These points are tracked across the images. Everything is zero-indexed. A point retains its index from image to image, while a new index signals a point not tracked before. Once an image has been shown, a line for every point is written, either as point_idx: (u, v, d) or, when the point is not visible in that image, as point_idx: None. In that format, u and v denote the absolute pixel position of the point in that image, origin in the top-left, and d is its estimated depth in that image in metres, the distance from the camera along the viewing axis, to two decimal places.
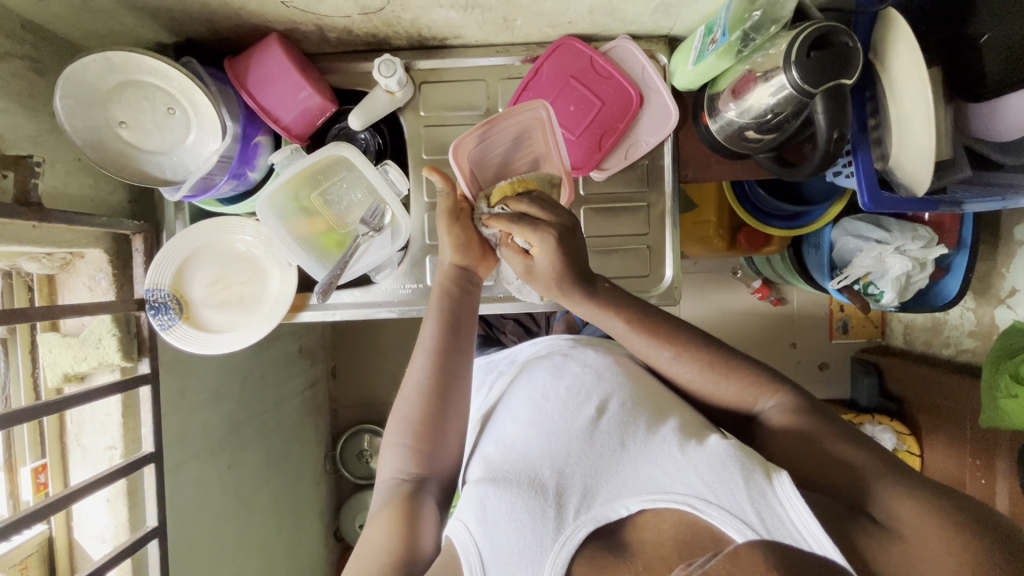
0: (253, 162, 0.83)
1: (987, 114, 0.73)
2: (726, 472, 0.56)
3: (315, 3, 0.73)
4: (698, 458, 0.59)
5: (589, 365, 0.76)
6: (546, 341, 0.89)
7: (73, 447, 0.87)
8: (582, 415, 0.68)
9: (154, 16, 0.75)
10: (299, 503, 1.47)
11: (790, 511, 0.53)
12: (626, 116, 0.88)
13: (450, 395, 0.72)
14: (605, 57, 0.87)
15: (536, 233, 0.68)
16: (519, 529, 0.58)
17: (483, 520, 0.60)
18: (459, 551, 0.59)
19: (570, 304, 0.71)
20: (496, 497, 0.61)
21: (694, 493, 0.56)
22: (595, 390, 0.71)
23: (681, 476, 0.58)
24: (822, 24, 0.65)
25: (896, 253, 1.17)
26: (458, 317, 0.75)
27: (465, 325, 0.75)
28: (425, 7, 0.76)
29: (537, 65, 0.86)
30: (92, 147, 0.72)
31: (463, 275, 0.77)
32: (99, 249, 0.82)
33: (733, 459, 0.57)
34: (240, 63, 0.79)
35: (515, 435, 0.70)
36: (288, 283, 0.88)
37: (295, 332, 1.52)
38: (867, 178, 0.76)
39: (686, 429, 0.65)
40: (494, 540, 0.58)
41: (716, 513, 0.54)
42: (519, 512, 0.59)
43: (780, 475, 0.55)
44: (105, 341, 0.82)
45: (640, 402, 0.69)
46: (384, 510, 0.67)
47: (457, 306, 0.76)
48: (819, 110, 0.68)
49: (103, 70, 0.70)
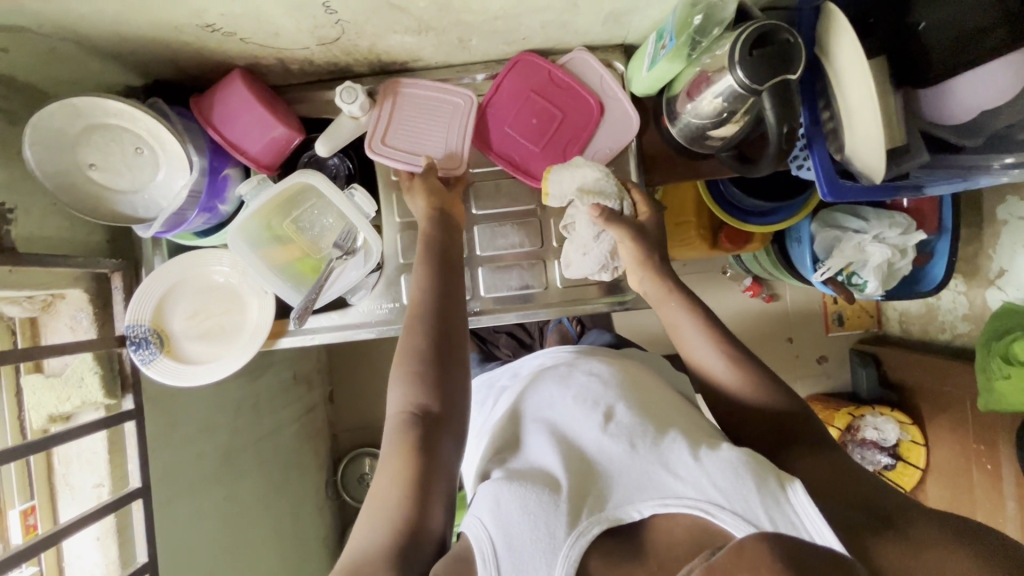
0: (223, 195, 0.84)
1: (938, 99, 0.72)
2: (739, 480, 0.57)
3: (273, 37, 0.75)
4: (710, 463, 0.60)
5: (595, 375, 0.76)
6: (547, 351, 0.90)
7: (62, 487, 0.87)
8: (592, 423, 0.68)
9: (117, 59, 0.77)
10: (301, 530, 1.47)
11: (803, 517, 0.55)
12: (588, 125, 0.89)
13: (451, 348, 0.71)
14: (563, 69, 0.89)
15: (644, 205, 0.83)
16: (531, 522, 0.57)
17: (497, 514, 0.59)
18: (472, 543, 0.58)
19: (662, 300, 0.78)
20: (511, 492, 0.60)
21: (707, 498, 0.57)
22: (603, 397, 0.71)
23: (693, 481, 0.59)
24: (763, 23, 0.66)
25: (875, 241, 1.18)
26: (447, 251, 0.79)
27: (455, 262, 0.79)
28: (380, 34, 0.78)
29: (497, 82, 0.89)
30: (63, 190, 0.74)
31: (441, 216, 0.82)
32: (79, 289, 0.83)
33: (745, 467, 0.59)
34: (206, 99, 0.80)
35: (528, 443, 0.70)
36: (265, 310, 0.89)
37: (288, 359, 1.53)
38: (825, 171, 0.76)
39: (689, 437, 0.65)
40: (508, 530, 0.57)
41: (728, 518, 0.56)
42: (532, 507, 0.58)
43: (794, 484, 0.57)
44: (87, 379, 0.83)
45: (645, 410, 0.70)
46: (399, 448, 0.65)
47: (444, 242, 0.80)
48: (767, 107, 0.68)
49: (69, 116, 0.71)
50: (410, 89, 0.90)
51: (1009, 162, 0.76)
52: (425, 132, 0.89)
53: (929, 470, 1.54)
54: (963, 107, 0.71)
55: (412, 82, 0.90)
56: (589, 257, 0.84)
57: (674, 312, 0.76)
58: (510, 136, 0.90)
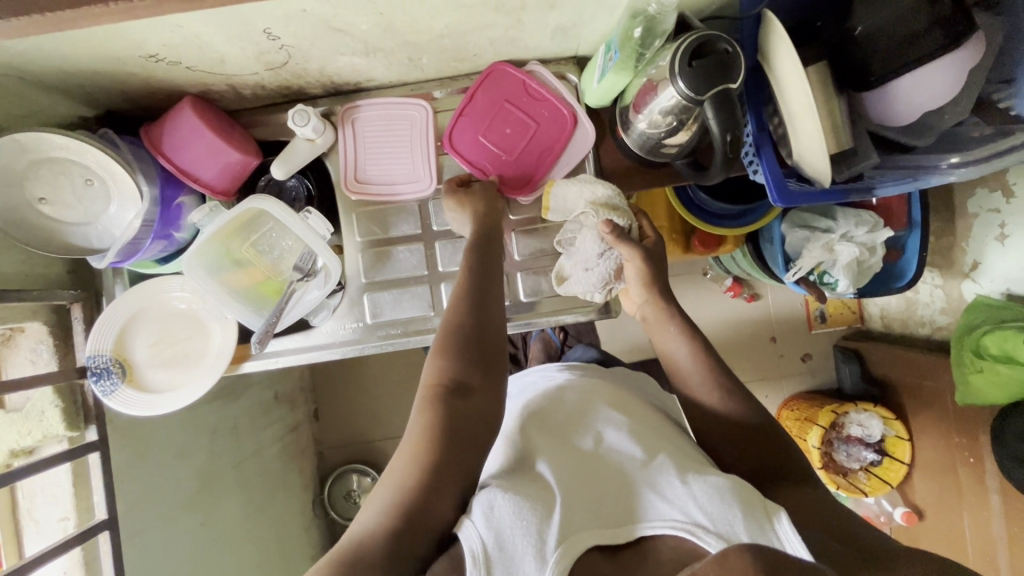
0: (178, 223, 0.84)
1: (881, 102, 0.73)
2: (726, 504, 0.58)
3: (219, 64, 0.75)
4: (697, 487, 0.61)
5: (585, 402, 0.78)
6: (538, 370, 0.93)
7: (27, 522, 0.86)
8: (582, 445, 0.70)
9: (66, 92, 0.77)
10: (286, 551, 1.46)
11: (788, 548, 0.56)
12: (562, 137, 0.90)
13: (488, 347, 0.71)
14: (537, 81, 0.90)
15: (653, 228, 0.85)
16: (524, 528, 0.56)
17: (489, 518, 0.57)
18: (464, 546, 0.56)
19: (659, 326, 0.80)
20: (505, 498, 0.59)
21: (692, 519, 0.58)
22: (595, 423, 0.73)
23: (680, 503, 0.60)
24: (700, 33, 0.67)
25: (843, 240, 1.18)
26: (487, 268, 0.77)
27: (493, 278, 0.77)
28: (328, 56, 0.78)
29: (470, 92, 0.88)
30: (13, 224, 0.74)
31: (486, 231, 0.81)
32: (38, 322, 0.83)
33: (731, 492, 0.60)
34: (156, 128, 0.80)
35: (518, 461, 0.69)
36: (228, 335, 0.89)
37: (268, 379, 1.52)
38: (773, 175, 0.75)
39: (679, 461, 0.66)
40: (501, 534, 0.56)
41: (713, 540, 0.56)
42: (527, 514, 0.57)
43: (781, 515, 0.58)
44: (48, 413, 0.83)
45: (637, 434, 0.71)
46: (424, 431, 0.64)
47: (485, 260, 0.78)
48: (710, 115, 0.68)
49: (15, 151, 0.71)
50: (363, 110, 0.91)
51: (955, 162, 0.76)
52: (385, 152, 0.91)
53: (915, 466, 1.53)
54: (907, 107, 0.72)
55: (365, 104, 0.90)
56: (592, 273, 0.83)
57: (672, 339, 0.78)
58: (484, 146, 0.90)
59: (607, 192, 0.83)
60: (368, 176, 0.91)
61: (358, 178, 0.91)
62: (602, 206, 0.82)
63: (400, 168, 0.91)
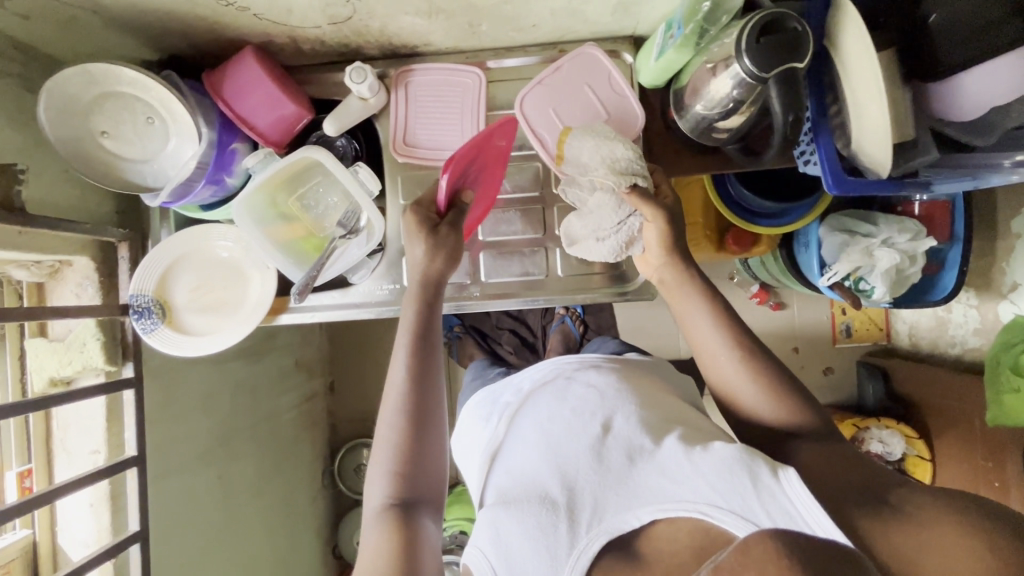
0: (230, 168, 0.84)
1: (944, 95, 0.71)
2: (733, 475, 0.57)
3: (285, 14, 0.76)
4: (705, 462, 0.59)
5: (592, 385, 0.73)
6: (548, 364, 0.83)
7: (58, 451, 0.88)
8: (588, 433, 0.67)
9: (134, 32, 0.79)
10: (294, 516, 1.47)
11: (796, 503, 0.54)
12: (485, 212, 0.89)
13: (429, 441, 0.69)
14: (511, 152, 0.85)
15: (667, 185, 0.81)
16: (534, 544, 0.59)
17: (498, 542, 0.61)
18: (479, 574, 0.61)
19: (675, 299, 0.77)
20: (510, 519, 0.62)
21: (705, 500, 0.57)
22: (600, 408, 0.69)
23: (689, 482, 0.59)
24: (770, 11, 0.66)
25: (884, 246, 1.16)
26: (428, 326, 0.73)
27: (434, 335, 0.73)
28: (391, 15, 0.79)
29: (490, 130, 0.78)
30: (74, 154, 0.75)
31: (437, 283, 0.74)
32: (85, 257, 0.85)
33: (740, 461, 0.58)
34: (217, 74, 0.81)
35: (523, 459, 0.69)
36: (267, 285, 0.90)
37: (290, 345, 1.54)
38: (830, 162, 0.74)
39: (690, 436, 0.65)
40: (507, 553, 0.60)
41: (727, 518, 0.56)
42: (532, 529, 0.60)
43: (787, 471, 0.56)
44: (89, 345, 0.85)
45: (645, 417, 0.68)
46: (379, 532, 0.64)
47: (424, 313, 0.73)
48: (773, 95, 0.68)
49: (84, 82, 0.73)
50: (418, 73, 0.91)
51: (1020, 160, 0.74)
52: (436, 118, 0.91)
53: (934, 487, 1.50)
54: (971, 103, 0.70)
55: (421, 67, 0.91)
56: (603, 244, 0.80)
57: (686, 305, 0.75)
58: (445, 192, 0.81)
59: (626, 151, 0.78)
60: (417, 138, 0.91)
61: (405, 141, 0.91)
62: (619, 169, 0.76)
63: (449, 135, 0.91)
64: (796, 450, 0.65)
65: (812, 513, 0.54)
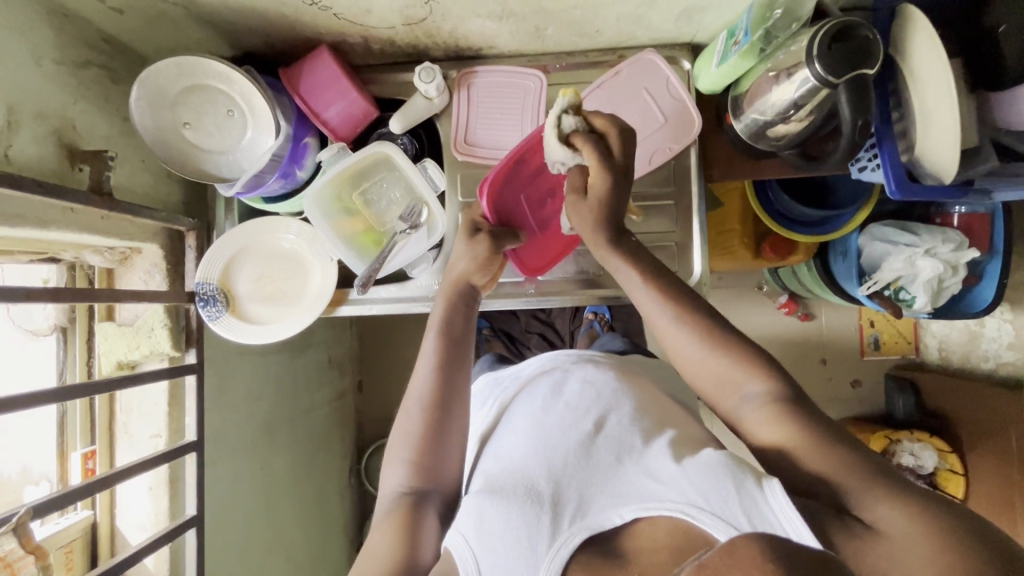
0: (302, 161, 0.87)
1: (1007, 104, 0.74)
2: (719, 480, 0.52)
3: (364, 14, 0.79)
4: (691, 467, 0.55)
5: (588, 382, 0.70)
6: (547, 356, 0.83)
7: (121, 434, 0.90)
8: (579, 429, 0.63)
9: (216, 29, 0.82)
10: (324, 512, 1.48)
11: (783, 517, 0.49)
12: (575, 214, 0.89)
13: (446, 433, 0.67)
14: None
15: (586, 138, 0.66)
16: (514, 533, 0.54)
17: (480, 532, 0.55)
18: (456, 562, 0.55)
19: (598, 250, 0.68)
20: (495, 507, 0.57)
21: (687, 500, 0.52)
22: (597, 404, 0.66)
23: (673, 483, 0.54)
24: (841, 19, 0.69)
25: (927, 256, 1.17)
26: (460, 330, 0.73)
27: (465, 341, 0.73)
28: (464, 17, 0.82)
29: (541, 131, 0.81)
30: (159, 144, 0.78)
31: (470, 291, 0.76)
32: (155, 245, 0.87)
33: (725, 468, 0.54)
34: (293, 71, 0.85)
35: (510, 446, 0.65)
36: (328, 277, 0.92)
37: (325, 341, 1.55)
38: (894, 169, 0.76)
39: (680, 443, 0.61)
40: (489, 544, 0.54)
41: (708, 520, 0.50)
42: (514, 521, 0.55)
43: (772, 481, 0.51)
44: (157, 330, 0.87)
45: (638, 419, 0.64)
46: (387, 519, 0.63)
47: (455, 317, 0.74)
48: (843, 100, 0.70)
49: (173, 75, 0.77)
50: (481, 76, 0.94)
51: None
52: (496, 119, 0.94)
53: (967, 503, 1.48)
54: None
55: (483, 69, 0.94)
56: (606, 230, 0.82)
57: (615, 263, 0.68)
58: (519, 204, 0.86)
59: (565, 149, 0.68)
60: (480, 139, 0.93)
61: (469, 141, 0.93)
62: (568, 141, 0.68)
63: (510, 135, 0.93)
64: (771, 450, 0.57)
65: (794, 525, 0.48)
